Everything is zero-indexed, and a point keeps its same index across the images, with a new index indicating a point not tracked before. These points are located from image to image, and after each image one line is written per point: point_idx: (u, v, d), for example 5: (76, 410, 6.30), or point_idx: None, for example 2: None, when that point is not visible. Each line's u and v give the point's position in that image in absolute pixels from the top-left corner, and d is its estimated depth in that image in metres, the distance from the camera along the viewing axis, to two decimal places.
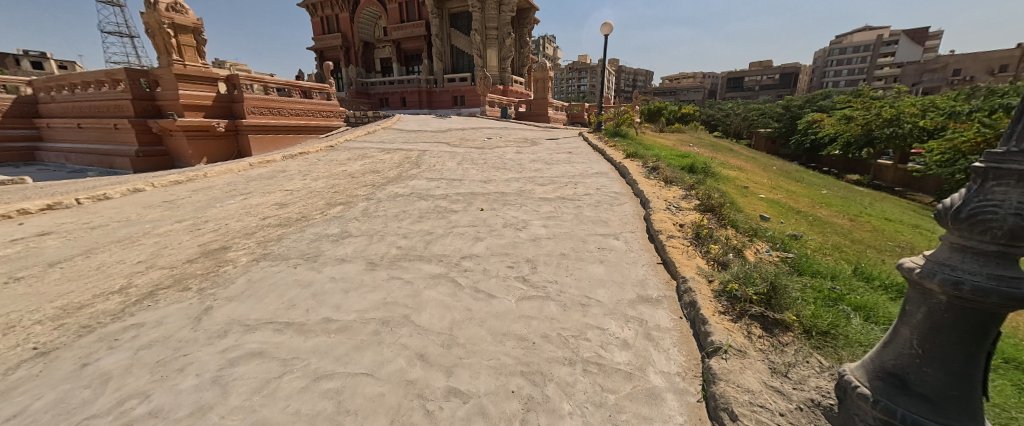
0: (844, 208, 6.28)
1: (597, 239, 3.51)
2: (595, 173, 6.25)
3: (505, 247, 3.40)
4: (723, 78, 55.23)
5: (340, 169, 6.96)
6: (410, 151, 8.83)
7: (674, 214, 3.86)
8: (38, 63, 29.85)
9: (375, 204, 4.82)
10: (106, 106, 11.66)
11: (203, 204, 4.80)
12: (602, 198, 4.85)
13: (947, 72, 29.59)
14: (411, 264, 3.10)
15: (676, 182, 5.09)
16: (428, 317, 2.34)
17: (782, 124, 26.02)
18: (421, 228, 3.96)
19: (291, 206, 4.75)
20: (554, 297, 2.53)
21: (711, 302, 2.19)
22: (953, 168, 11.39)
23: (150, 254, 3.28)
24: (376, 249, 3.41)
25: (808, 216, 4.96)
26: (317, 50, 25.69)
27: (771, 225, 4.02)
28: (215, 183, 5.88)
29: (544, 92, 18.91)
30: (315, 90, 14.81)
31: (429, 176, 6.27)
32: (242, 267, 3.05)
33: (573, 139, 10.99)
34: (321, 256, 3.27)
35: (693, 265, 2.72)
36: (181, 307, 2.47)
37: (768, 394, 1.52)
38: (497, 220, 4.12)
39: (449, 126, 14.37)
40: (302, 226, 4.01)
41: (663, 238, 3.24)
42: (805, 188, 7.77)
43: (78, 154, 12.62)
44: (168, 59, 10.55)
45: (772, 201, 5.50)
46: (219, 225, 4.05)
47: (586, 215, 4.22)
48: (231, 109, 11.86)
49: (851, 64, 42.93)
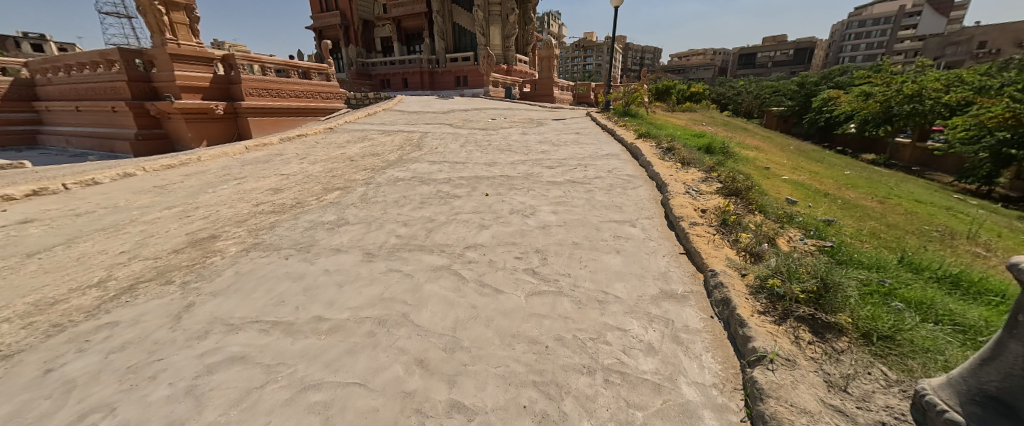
0: (871, 189, 5.95)
1: (611, 226, 3.25)
2: (606, 155, 5.94)
3: (512, 236, 3.15)
4: (733, 55, 53.42)
5: (339, 153, 6.70)
6: (411, 133, 8.52)
7: (695, 199, 3.58)
8: (38, 45, 29.54)
9: (374, 189, 4.57)
10: (103, 88, 11.40)
11: (196, 190, 4.58)
12: (614, 182, 4.57)
13: (971, 45, 28.37)
14: (412, 254, 2.88)
15: (694, 164, 4.79)
16: (429, 315, 2.12)
17: (796, 102, 25.19)
18: (423, 214, 3.71)
19: (286, 192, 4.52)
20: (567, 292, 2.30)
21: (747, 299, 1.95)
22: (977, 146, 10.91)
23: (135, 244, 3.08)
24: (373, 239, 3.17)
25: (837, 199, 4.65)
26: (316, 29, 24.97)
27: (800, 209, 3.74)
28: (209, 167, 5.66)
29: (549, 71, 18.34)
30: (314, 70, 14.39)
31: (431, 159, 5.99)
32: (230, 259, 2.84)
33: (580, 120, 10.61)
34: (315, 246, 3.05)
35: (722, 255, 2.46)
36: (161, 304, 2.27)
37: (830, 417, 1.31)
38: (503, 206, 3.85)
39: (453, 107, 13.98)
40: (297, 213, 3.79)
41: (684, 224, 2.99)
42: (826, 169, 7.40)
43: (78, 138, 12.44)
44: (161, 38, 10.12)
45: (796, 182, 5.18)
46: (210, 212, 3.83)
47: (598, 200, 3.94)
48: (229, 91, 11.58)
49: (871, 37, 40.96)
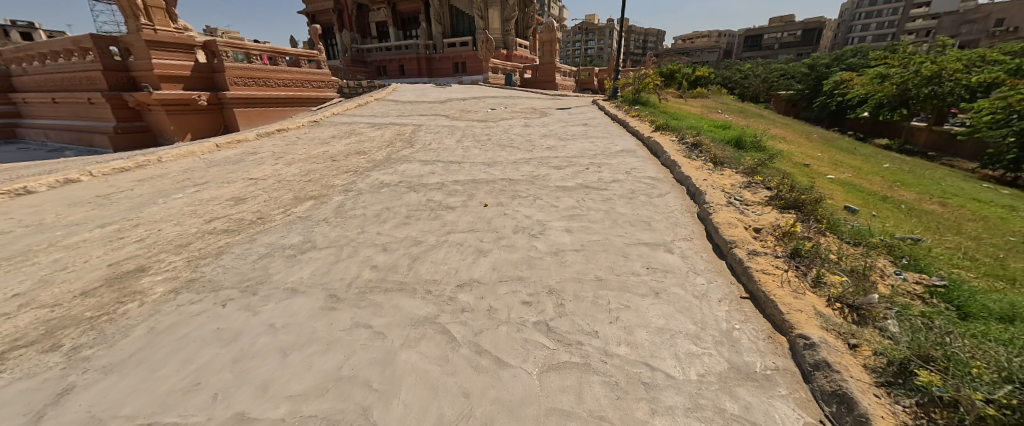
0: (923, 187, 5.26)
1: (642, 253, 2.60)
2: (620, 151, 5.25)
3: (516, 267, 2.49)
4: (739, 37, 51.85)
5: (321, 150, 6.00)
6: (404, 126, 7.82)
7: (744, 214, 2.89)
8: (26, 34, 28.56)
9: (353, 198, 3.89)
10: (78, 78, 10.62)
11: (144, 200, 3.89)
12: (636, 187, 3.86)
13: (988, 23, 27.18)
14: (387, 298, 2.21)
15: (728, 164, 4.11)
16: (401, 412, 1.47)
17: (806, 85, 24.27)
18: (407, 234, 3.05)
19: (248, 203, 3.83)
20: (597, 367, 1.65)
21: (881, 401, 1.30)
22: (1004, 131, 10.18)
23: (36, 283, 2.41)
24: (342, 272, 2.50)
25: (899, 205, 3.99)
26: (310, 14, 23.97)
27: (871, 223, 3.06)
28: (171, 169, 4.96)
29: (551, 56, 17.47)
30: (304, 58, 13.47)
31: (423, 158, 5.31)
32: (150, 306, 2.16)
33: (587, 109, 9.90)
34: (265, 285, 2.35)
35: (810, 309, 1.78)
36: (25, 390, 1.60)
37: None
38: (505, 222, 3.17)
39: (450, 95, 13.20)
40: (254, 233, 3.11)
41: (740, 254, 2.30)
42: (862, 162, 6.71)
43: (56, 131, 11.73)
44: (135, 24, 9.21)
45: (846, 183, 4.50)
46: (151, 232, 3.15)
47: (620, 212, 3.27)
48: (212, 80, 10.81)
49: (881, 16, 39.51)
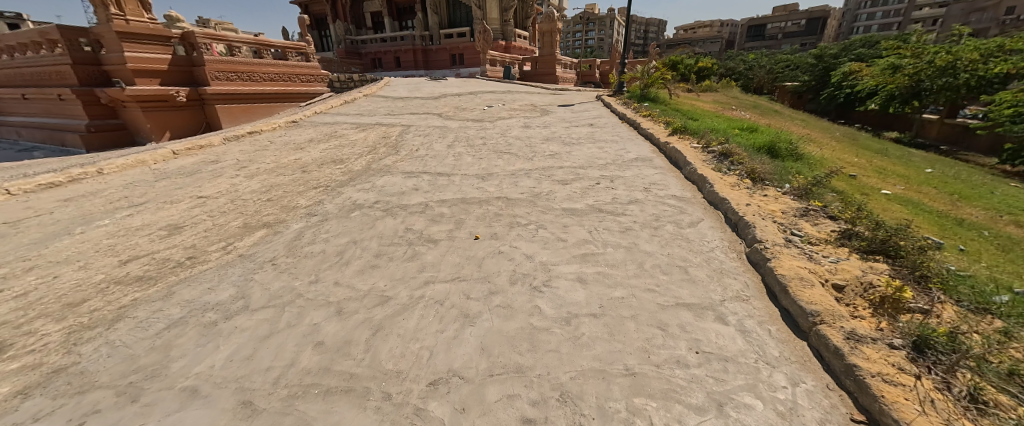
0: (984, 200, 4.57)
1: (688, 323, 1.89)
2: (635, 160, 4.54)
3: (515, 349, 1.79)
4: (742, 26, 50.45)
5: (293, 158, 5.28)
6: (391, 127, 7.09)
7: (815, 260, 2.19)
8: (15, 25, 27.39)
9: (315, 225, 3.17)
10: (46, 73, 9.82)
11: (57, 229, 3.17)
12: (660, 212, 3.14)
13: (998, 11, 25.91)
14: (325, 410, 1.51)
15: (770, 181, 3.40)
16: None
17: (812, 77, 23.04)
18: (373, 285, 2.34)
19: (184, 233, 3.11)
20: None
21: None
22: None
23: None
24: (272, 356, 1.79)
25: (980, 231, 3.27)
26: (301, 4, 23.04)
27: (973, 268, 2.36)
28: (111, 184, 4.25)
29: (551, 47, 16.43)
30: (291, 50, 12.57)
31: (407, 169, 4.60)
32: None
33: (590, 106, 9.15)
34: (157, 383, 1.66)
35: None
36: None
37: None
38: (500, 267, 2.47)
39: (444, 90, 12.40)
40: (174, 284, 2.40)
41: (835, 338, 1.60)
42: (901, 167, 5.99)
43: (27, 130, 10.95)
44: (105, 13, 8.33)
45: (906, 200, 3.80)
46: (41, 280, 2.44)
47: (647, 251, 2.56)
48: (193, 74, 9.95)
49: (887, 4, 38.27)
